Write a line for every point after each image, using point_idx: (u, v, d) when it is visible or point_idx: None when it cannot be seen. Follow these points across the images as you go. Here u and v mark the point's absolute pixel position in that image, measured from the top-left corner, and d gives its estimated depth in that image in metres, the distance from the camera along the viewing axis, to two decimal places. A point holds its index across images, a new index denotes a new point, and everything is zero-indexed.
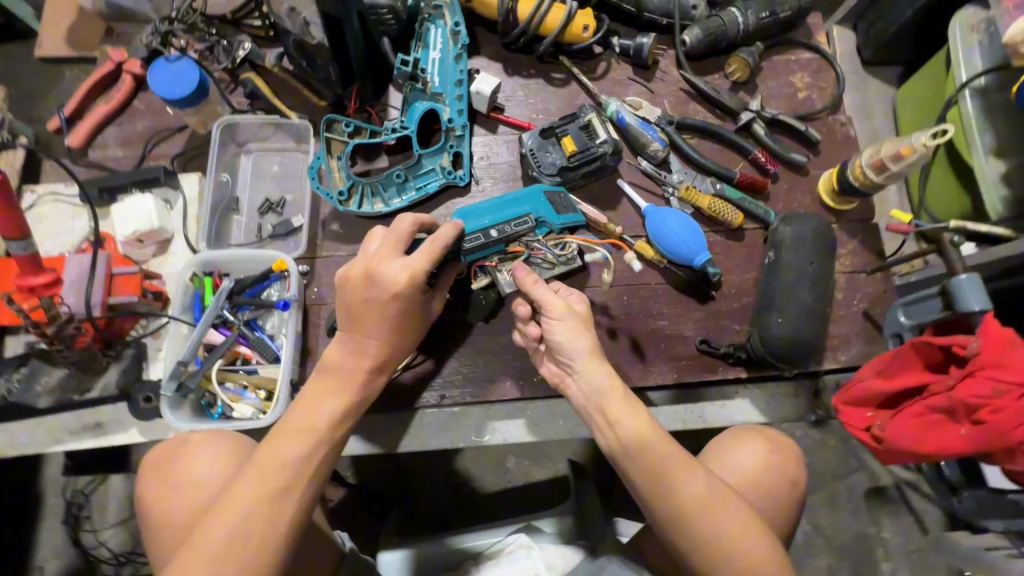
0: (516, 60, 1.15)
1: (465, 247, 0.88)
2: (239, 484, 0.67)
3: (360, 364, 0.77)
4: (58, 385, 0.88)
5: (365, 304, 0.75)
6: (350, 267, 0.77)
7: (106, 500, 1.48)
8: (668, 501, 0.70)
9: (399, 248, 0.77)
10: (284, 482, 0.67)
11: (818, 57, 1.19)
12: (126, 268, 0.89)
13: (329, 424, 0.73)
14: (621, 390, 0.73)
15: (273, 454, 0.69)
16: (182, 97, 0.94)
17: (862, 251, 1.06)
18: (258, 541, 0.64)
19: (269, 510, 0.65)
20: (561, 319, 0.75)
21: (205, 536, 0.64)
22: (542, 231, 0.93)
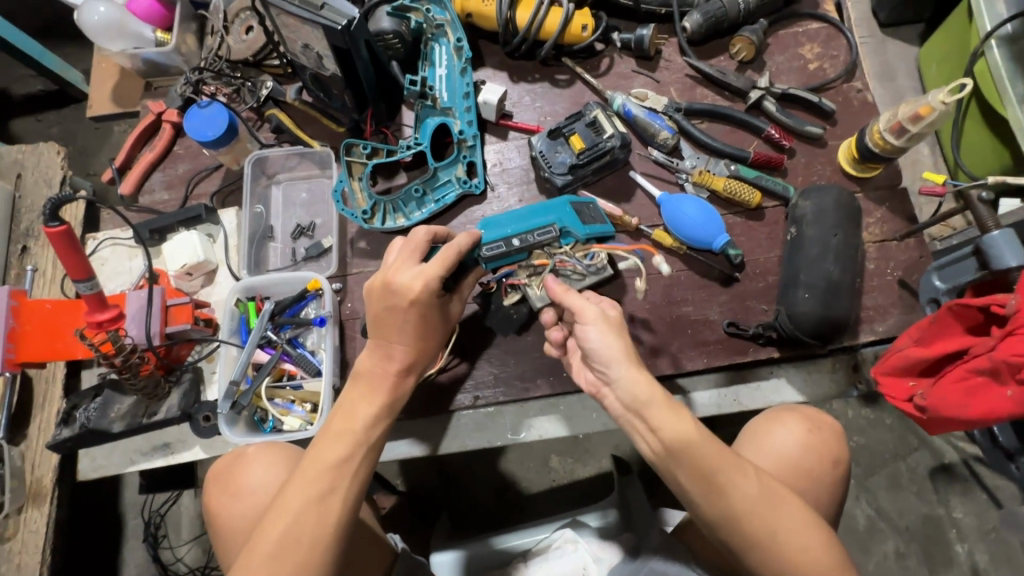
0: (521, 67, 1.18)
1: (485, 255, 0.82)
2: (288, 490, 0.72)
3: (389, 368, 0.82)
4: (129, 411, 0.97)
5: (389, 310, 0.81)
6: (374, 278, 0.82)
7: (180, 518, 1.60)
8: (718, 504, 0.68)
9: (416, 254, 0.82)
10: (327, 487, 0.72)
11: (827, 25, 1.16)
12: (178, 299, 0.98)
13: (366, 428, 0.77)
14: (664, 396, 0.70)
15: (317, 461, 0.74)
16: (215, 138, 1.03)
17: (892, 218, 1.03)
18: (307, 542, 0.69)
19: (315, 512, 0.70)
20: (594, 325, 0.73)
21: (261, 540, 0.69)
22: (568, 242, 0.87)
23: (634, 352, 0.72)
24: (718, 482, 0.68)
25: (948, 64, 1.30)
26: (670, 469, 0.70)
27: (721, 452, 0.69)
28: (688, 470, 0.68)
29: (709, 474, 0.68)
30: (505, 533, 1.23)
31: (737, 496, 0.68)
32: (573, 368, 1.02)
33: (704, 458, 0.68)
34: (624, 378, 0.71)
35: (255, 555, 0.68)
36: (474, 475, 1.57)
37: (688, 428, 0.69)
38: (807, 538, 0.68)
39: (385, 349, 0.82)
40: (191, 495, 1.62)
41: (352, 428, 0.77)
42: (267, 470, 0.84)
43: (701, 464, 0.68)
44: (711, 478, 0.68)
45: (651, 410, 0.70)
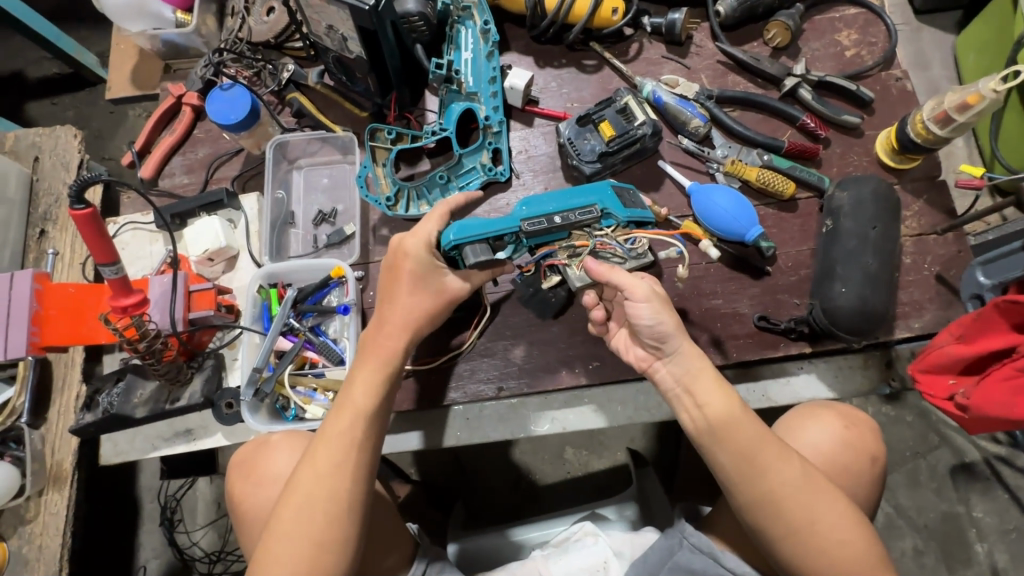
0: (547, 52, 1.16)
1: (525, 231, 0.76)
2: (300, 470, 0.72)
3: (393, 335, 0.82)
4: (151, 396, 0.96)
5: (392, 273, 0.82)
6: (392, 240, 0.83)
7: (195, 503, 1.60)
8: (756, 491, 0.69)
9: (437, 224, 0.80)
10: (337, 463, 0.72)
11: (865, 10, 1.12)
12: (201, 285, 0.97)
13: (364, 399, 0.77)
14: (712, 372, 0.74)
15: (326, 439, 0.74)
16: (237, 121, 1.01)
17: (930, 212, 1.00)
18: (323, 516, 0.70)
19: (328, 486, 0.71)
20: (646, 301, 0.72)
21: (279, 520, 0.70)
22: (608, 224, 0.79)
23: (685, 325, 0.74)
24: (759, 466, 0.69)
25: (987, 53, 1.26)
26: (712, 452, 0.71)
27: (764, 437, 0.70)
28: (730, 451, 0.70)
29: (749, 457, 0.70)
30: (522, 525, 1.23)
31: (779, 483, 0.69)
32: (599, 360, 1.00)
33: (746, 442, 0.70)
34: (679, 352, 0.74)
35: (275, 533, 0.69)
36: (489, 466, 1.56)
37: (733, 407, 0.71)
38: (845, 530, 0.68)
39: (381, 322, 0.83)
40: (206, 481, 1.62)
41: (350, 400, 0.76)
42: (291, 455, 0.84)
43: (742, 447, 0.70)
44: (752, 462, 0.69)
45: (697, 389, 0.73)
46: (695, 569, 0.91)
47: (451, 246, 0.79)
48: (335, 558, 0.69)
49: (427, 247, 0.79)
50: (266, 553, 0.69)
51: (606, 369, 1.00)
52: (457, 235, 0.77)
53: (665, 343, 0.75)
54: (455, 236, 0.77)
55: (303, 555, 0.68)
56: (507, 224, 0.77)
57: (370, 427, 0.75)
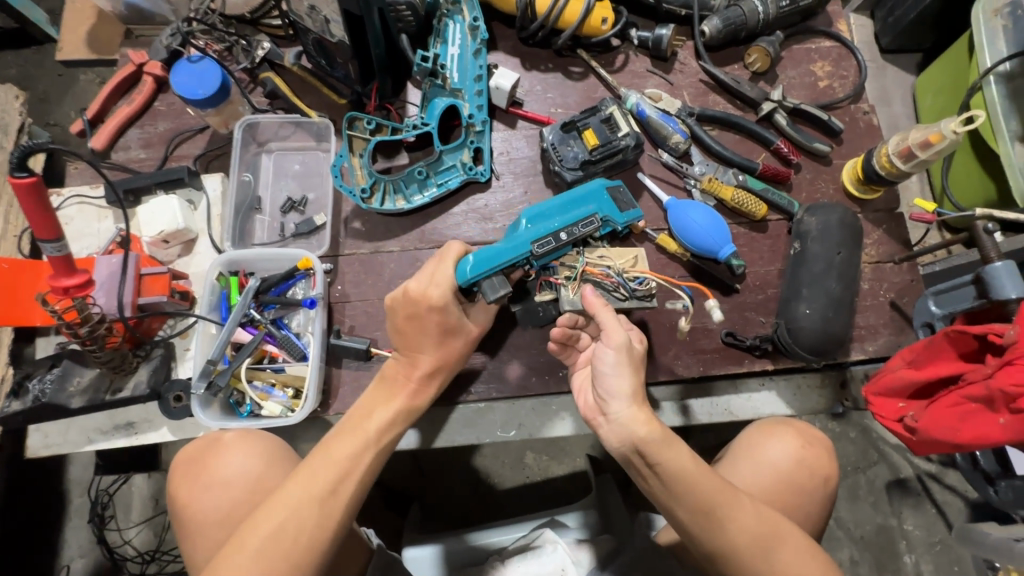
0: (534, 55, 1.15)
1: (534, 250, 0.75)
2: (284, 487, 0.68)
3: (421, 381, 0.82)
4: (90, 384, 0.89)
5: (415, 321, 0.80)
6: (408, 286, 0.80)
7: (130, 499, 1.50)
8: (717, 535, 0.69)
9: (453, 264, 0.79)
10: (330, 487, 0.69)
11: (839, 44, 1.17)
12: (155, 268, 0.91)
13: (379, 430, 0.75)
14: (660, 432, 0.71)
15: (323, 458, 0.71)
16: (205, 97, 0.95)
17: (888, 241, 1.05)
18: (302, 542, 0.65)
19: (315, 508, 0.67)
20: (615, 350, 0.74)
21: (247, 533, 0.65)
22: (605, 231, 0.83)
23: (640, 390, 0.73)
24: (721, 515, 0.69)
25: (943, 95, 1.34)
26: (670, 506, 0.70)
27: (721, 489, 0.70)
28: (690, 506, 0.69)
29: (709, 509, 0.69)
30: (483, 529, 1.22)
31: (738, 529, 0.70)
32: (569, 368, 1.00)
33: (704, 495, 0.69)
34: (623, 415, 0.72)
35: (241, 548, 0.64)
36: (447, 469, 1.53)
37: (686, 464, 0.70)
38: (804, 562, 0.70)
39: (408, 366, 0.82)
40: (143, 476, 1.52)
41: (364, 428, 0.75)
42: (247, 460, 0.79)
43: (705, 496, 0.69)
44: (712, 513, 0.69)
45: (644, 438, 0.71)
46: None
47: (469, 282, 0.78)
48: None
49: (451, 291, 0.79)
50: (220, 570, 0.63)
51: None
52: (475, 270, 0.76)
53: (612, 401, 0.74)
54: (473, 271, 0.76)
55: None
56: (517, 252, 0.76)
57: (378, 459, 0.74)
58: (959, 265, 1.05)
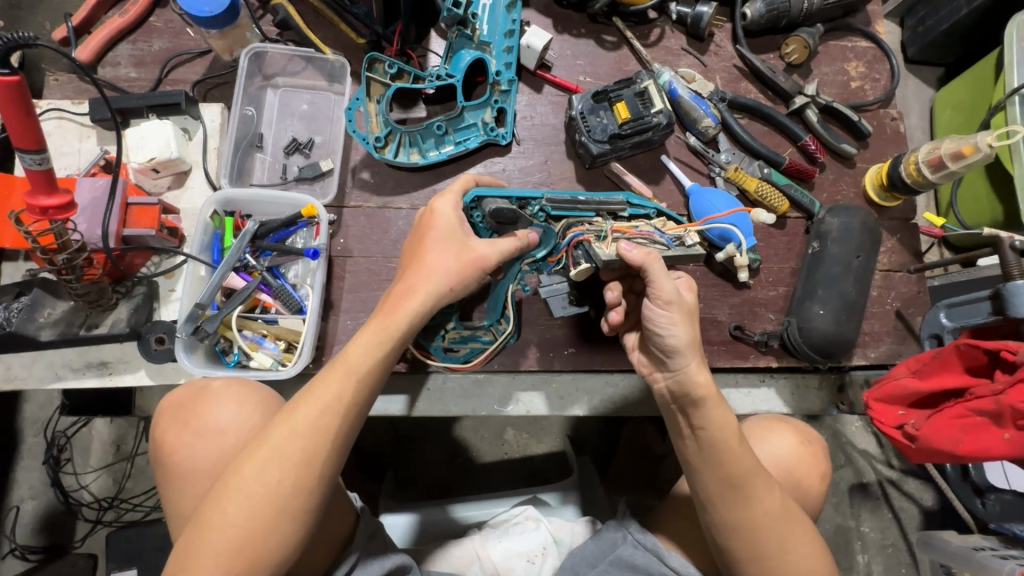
0: (567, 17, 1.09)
1: (551, 197, 0.80)
2: (269, 426, 0.65)
3: (411, 306, 0.71)
4: (63, 317, 0.82)
5: (416, 240, 0.76)
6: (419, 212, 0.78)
7: (89, 443, 1.43)
8: (739, 510, 0.71)
9: (461, 181, 0.79)
10: (313, 425, 0.64)
11: (875, 46, 1.15)
12: (143, 199, 0.83)
13: (360, 360, 0.68)
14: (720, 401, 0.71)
15: (307, 393, 0.66)
16: (212, 16, 0.86)
17: (900, 250, 1.06)
18: (290, 483, 0.62)
19: (300, 447, 0.63)
20: (665, 308, 0.70)
21: (233, 476, 0.62)
22: (635, 212, 0.85)
23: (698, 343, 0.71)
24: (747, 491, 0.71)
25: (962, 111, 1.29)
26: (699, 468, 0.72)
27: (756, 469, 0.71)
28: (719, 477, 0.71)
29: (736, 482, 0.70)
30: (463, 502, 1.20)
31: (763, 511, 0.71)
32: (574, 347, 0.98)
33: (738, 471, 0.70)
34: (686, 372, 0.71)
35: (228, 492, 0.61)
36: (425, 438, 1.50)
37: (730, 437, 0.70)
38: (812, 558, 0.73)
39: (400, 291, 0.72)
40: (104, 421, 1.45)
41: (346, 359, 0.67)
42: (236, 408, 0.74)
43: (737, 471, 0.70)
44: (740, 488, 0.71)
45: (698, 405, 0.71)
46: (636, 566, 0.91)
47: (473, 202, 0.79)
48: (288, 526, 0.62)
49: (455, 207, 0.76)
50: (213, 514, 0.61)
51: (580, 357, 0.98)
52: (484, 190, 0.80)
53: (672, 357, 0.72)
54: (480, 191, 0.80)
55: (254, 520, 0.61)
56: (532, 194, 0.81)
57: (360, 392, 0.67)
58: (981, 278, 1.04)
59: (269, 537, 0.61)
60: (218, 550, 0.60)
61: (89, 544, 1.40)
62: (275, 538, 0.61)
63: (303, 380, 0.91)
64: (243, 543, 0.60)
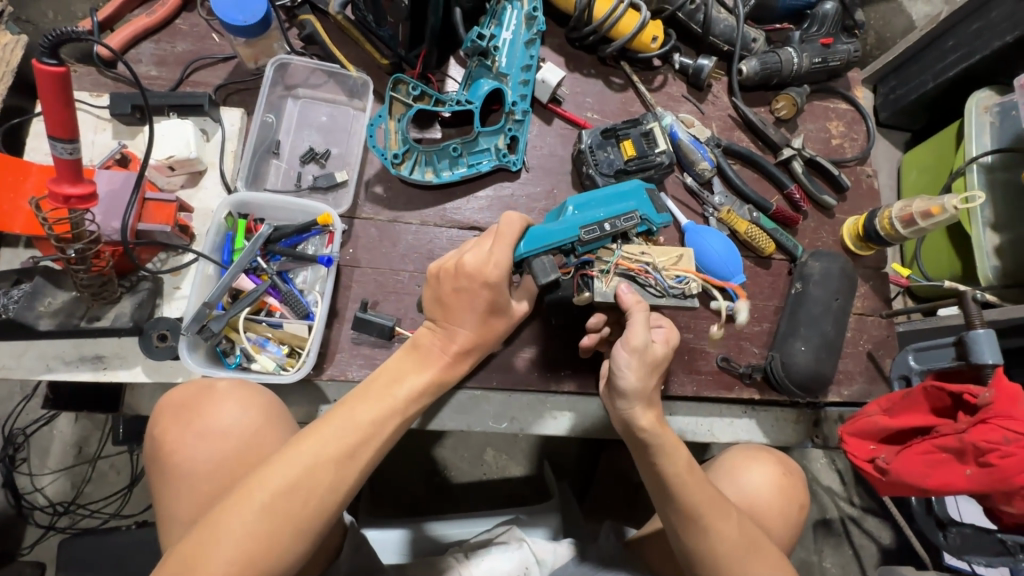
0: (578, 58, 1.16)
1: (583, 241, 0.77)
2: (298, 442, 0.65)
3: (454, 356, 0.75)
4: (64, 307, 0.81)
5: (465, 295, 0.74)
6: (464, 259, 0.74)
7: (49, 443, 1.37)
8: (694, 536, 0.75)
9: (510, 245, 0.74)
10: (348, 451, 0.66)
11: (853, 109, 1.25)
12: (161, 195, 0.84)
13: (406, 401, 0.71)
14: (666, 432, 0.76)
15: (344, 416, 0.67)
16: (245, 25, 0.88)
17: (872, 296, 1.14)
18: (314, 504, 0.63)
19: (326, 471, 0.64)
20: (629, 353, 0.73)
21: (256, 485, 0.62)
22: (642, 231, 0.82)
23: (651, 393, 0.74)
24: (702, 521, 0.74)
25: (928, 173, 1.40)
26: (659, 502, 0.76)
27: (709, 500, 0.75)
28: (676, 506, 0.74)
29: (691, 516, 0.74)
30: (444, 520, 1.21)
31: (718, 539, 0.75)
32: (570, 368, 1.02)
33: (692, 502, 0.74)
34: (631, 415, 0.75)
35: (248, 500, 0.61)
36: (404, 454, 1.50)
37: (682, 469, 0.74)
38: None
39: (448, 336, 0.75)
40: (68, 420, 1.40)
41: (392, 396, 0.70)
42: (243, 412, 0.74)
43: (693, 504, 0.74)
44: (694, 519, 0.74)
45: (649, 440, 0.75)
46: None
47: (519, 258, 0.77)
48: (302, 544, 0.63)
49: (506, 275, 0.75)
50: (226, 519, 0.60)
51: (575, 379, 1.02)
52: (528, 247, 0.77)
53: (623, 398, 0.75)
54: (526, 247, 0.77)
55: (271, 535, 0.61)
56: (567, 233, 0.77)
57: (393, 425, 0.70)
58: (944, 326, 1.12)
59: (280, 554, 0.61)
60: (225, 560, 0.59)
61: (38, 551, 1.33)
62: (285, 558, 0.62)
63: (301, 385, 0.91)
64: (253, 555, 0.60)
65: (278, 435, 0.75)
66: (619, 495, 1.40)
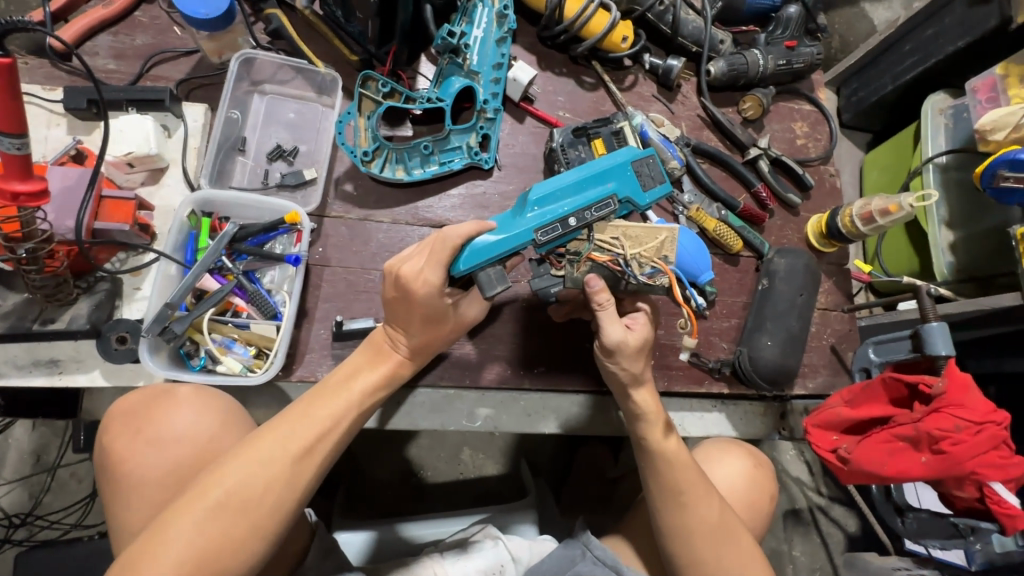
0: (549, 56, 1.16)
1: (539, 242, 0.75)
2: (252, 441, 0.67)
3: (408, 357, 0.82)
4: (14, 310, 0.79)
5: (402, 300, 0.78)
6: (401, 268, 0.77)
7: (4, 452, 1.32)
8: (675, 514, 0.82)
9: (445, 263, 0.75)
10: (304, 448, 0.68)
11: (817, 110, 1.29)
12: (118, 193, 0.81)
13: (362, 395, 0.75)
14: (660, 418, 0.86)
15: (305, 414, 0.71)
16: (207, 19, 0.86)
17: (835, 291, 1.18)
18: (269, 499, 0.65)
19: (281, 467, 0.66)
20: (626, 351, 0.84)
21: (209, 485, 0.63)
22: (623, 211, 0.79)
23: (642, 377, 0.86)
24: (685, 500, 0.82)
25: (887, 172, 1.45)
26: (647, 479, 0.84)
27: (694, 481, 0.83)
28: (662, 482, 0.83)
29: (675, 493, 0.82)
30: (418, 521, 1.20)
31: (698, 517, 0.82)
32: (544, 366, 1.02)
33: (675, 479, 0.82)
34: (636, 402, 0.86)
35: (201, 500, 0.62)
36: (379, 455, 1.48)
37: (670, 448, 0.84)
38: (745, 567, 0.84)
39: (395, 330, 0.81)
40: (24, 428, 1.34)
41: (348, 390, 0.74)
42: (199, 418, 0.72)
43: (677, 482, 0.82)
44: (678, 495, 0.82)
45: (644, 422, 0.86)
46: None
47: (462, 273, 0.77)
48: (256, 544, 0.64)
49: (439, 286, 0.77)
50: (177, 519, 0.62)
51: (548, 376, 1.02)
52: (469, 262, 0.75)
53: (635, 387, 0.86)
54: (465, 264, 0.76)
55: (223, 535, 0.62)
56: (518, 240, 0.75)
57: (350, 421, 0.73)
58: (902, 320, 1.16)
59: (235, 552, 0.63)
60: (176, 559, 0.60)
61: None
62: (240, 556, 0.63)
63: (269, 387, 0.89)
64: (204, 556, 0.61)
65: (236, 439, 0.73)
66: (594, 491, 1.41)
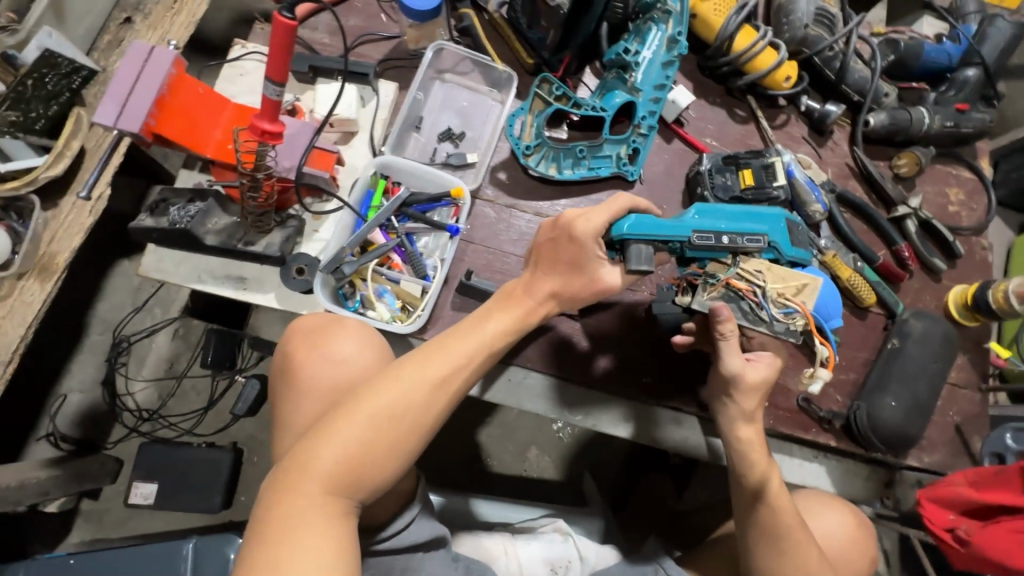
0: (704, 85, 1.20)
1: (694, 242, 0.78)
2: (401, 366, 0.75)
3: (540, 303, 0.85)
4: (226, 229, 0.93)
5: (550, 254, 0.85)
6: (563, 213, 0.84)
7: (146, 354, 1.50)
8: (772, 555, 0.82)
9: (608, 220, 0.80)
10: (442, 379, 0.75)
11: (977, 178, 1.23)
12: (325, 145, 0.95)
13: (494, 339, 0.81)
14: (763, 450, 0.85)
15: (445, 349, 0.78)
16: (419, 10, 0.98)
17: (969, 368, 1.12)
18: (410, 417, 0.72)
19: (423, 394, 0.73)
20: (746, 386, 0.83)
21: (365, 398, 0.72)
22: (769, 256, 0.82)
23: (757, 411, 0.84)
24: (784, 545, 0.82)
25: None
26: (744, 517, 0.85)
27: (796, 528, 0.82)
28: (760, 526, 0.83)
29: (774, 535, 0.82)
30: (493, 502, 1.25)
31: (795, 565, 0.81)
32: (651, 377, 1.04)
33: (776, 522, 0.82)
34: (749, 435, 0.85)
35: (358, 410, 0.71)
36: (454, 434, 1.55)
37: (773, 489, 0.83)
38: None
39: (529, 283, 0.86)
40: (167, 337, 1.52)
41: (483, 331, 0.80)
42: (360, 346, 0.82)
43: (778, 525, 0.82)
44: (778, 540, 0.82)
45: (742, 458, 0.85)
46: None
47: (619, 237, 0.80)
48: (396, 459, 0.71)
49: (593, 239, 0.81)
50: (338, 423, 0.70)
51: (655, 388, 1.04)
52: (632, 227, 0.78)
53: (744, 426, 0.85)
54: (630, 228, 0.79)
55: (372, 444, 0.70)
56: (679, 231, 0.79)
57: (481, 362, 0.79)
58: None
59: (380, 461, 0.70)
60: (335, 457, 0.68)
61: (120, 448, 1.44)
62: (384, 465, 0.70)
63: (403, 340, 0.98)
64: (357, 459, 0.69)
65: None
66: (658, 517, 1.39)
